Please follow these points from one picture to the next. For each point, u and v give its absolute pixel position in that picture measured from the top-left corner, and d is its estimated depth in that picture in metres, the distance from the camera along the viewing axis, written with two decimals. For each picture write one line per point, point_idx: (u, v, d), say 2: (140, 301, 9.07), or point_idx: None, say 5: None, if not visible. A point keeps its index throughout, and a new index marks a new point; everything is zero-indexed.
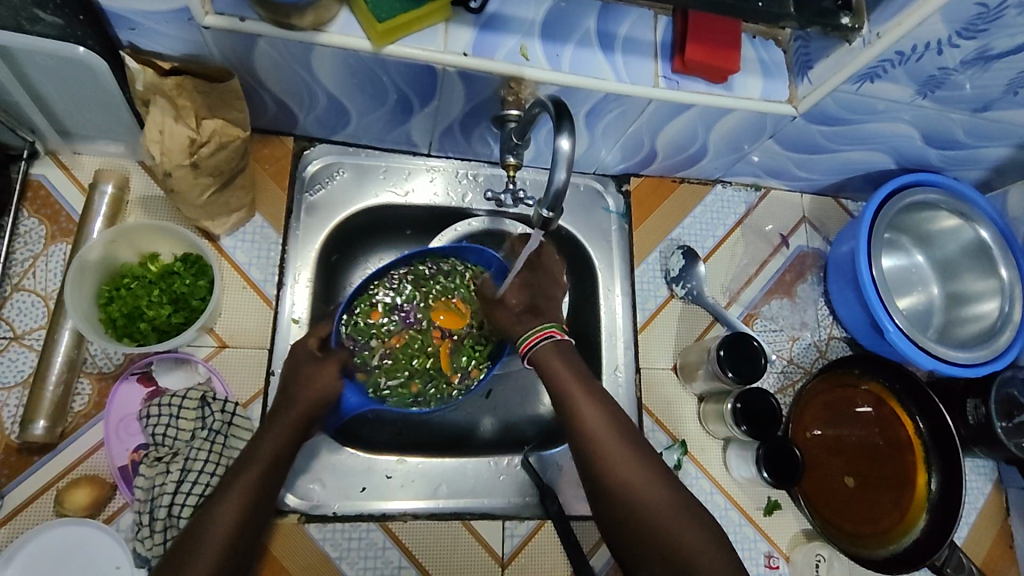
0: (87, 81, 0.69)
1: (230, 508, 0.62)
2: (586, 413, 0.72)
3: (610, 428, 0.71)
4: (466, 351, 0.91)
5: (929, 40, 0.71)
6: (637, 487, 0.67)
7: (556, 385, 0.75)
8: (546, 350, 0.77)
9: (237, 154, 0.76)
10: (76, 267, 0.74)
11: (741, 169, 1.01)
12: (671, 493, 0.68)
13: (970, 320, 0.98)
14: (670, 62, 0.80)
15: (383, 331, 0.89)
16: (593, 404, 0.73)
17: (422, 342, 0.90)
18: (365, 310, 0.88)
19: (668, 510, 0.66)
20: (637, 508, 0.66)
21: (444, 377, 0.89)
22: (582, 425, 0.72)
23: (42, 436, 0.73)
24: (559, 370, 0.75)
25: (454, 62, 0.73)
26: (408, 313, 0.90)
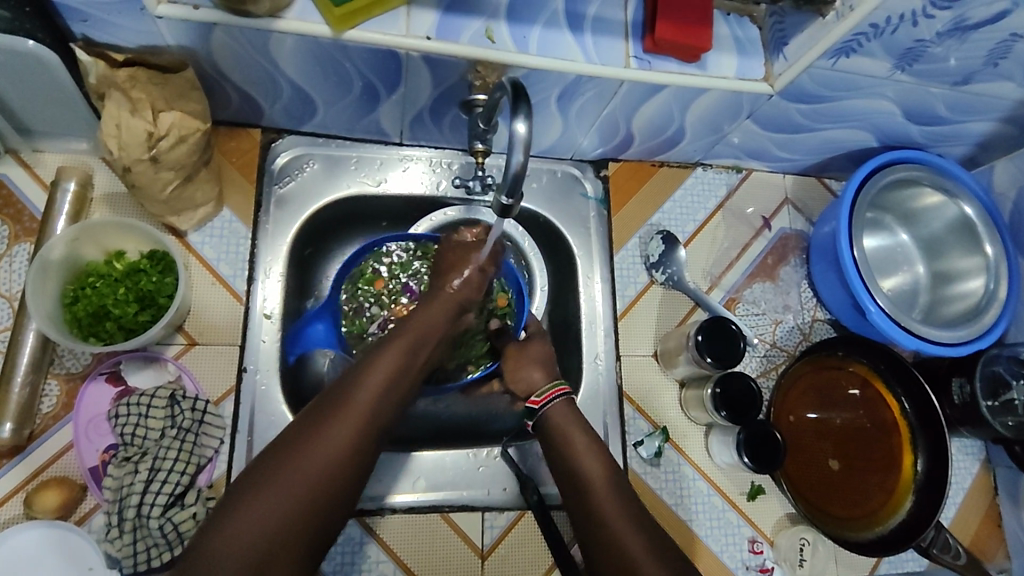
0: (40, 75, 0.67)
1: (340, 431, 0.62)
2: (586, 459, 0.74)
3: (610, 477, 0.73)
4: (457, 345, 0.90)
5: (904, 12, 0.69)
6: (621, 526, 0.67)
7: (562, 432, 0.77)
8: (563, 404, 0.79)
9: (199, 147, 0.74)
10: (39, 265, 0.72)
11: (722, 151, 1.00)
12: (654, 535, 0.67)
13: (956, 299, 0.96)
14: (642, 42, 0.78)
15: (386, 301, 0.86)
16: (596, 453, 0.75)
17: None
18: (370, 277, 0.86)
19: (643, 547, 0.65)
20: (619, 543, 0.66)
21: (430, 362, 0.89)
22: (581, 468, 0.73)
23: (9, 438, 0.72)
24: (569, 423, 0.78)
25: (417, 47, 0.71)
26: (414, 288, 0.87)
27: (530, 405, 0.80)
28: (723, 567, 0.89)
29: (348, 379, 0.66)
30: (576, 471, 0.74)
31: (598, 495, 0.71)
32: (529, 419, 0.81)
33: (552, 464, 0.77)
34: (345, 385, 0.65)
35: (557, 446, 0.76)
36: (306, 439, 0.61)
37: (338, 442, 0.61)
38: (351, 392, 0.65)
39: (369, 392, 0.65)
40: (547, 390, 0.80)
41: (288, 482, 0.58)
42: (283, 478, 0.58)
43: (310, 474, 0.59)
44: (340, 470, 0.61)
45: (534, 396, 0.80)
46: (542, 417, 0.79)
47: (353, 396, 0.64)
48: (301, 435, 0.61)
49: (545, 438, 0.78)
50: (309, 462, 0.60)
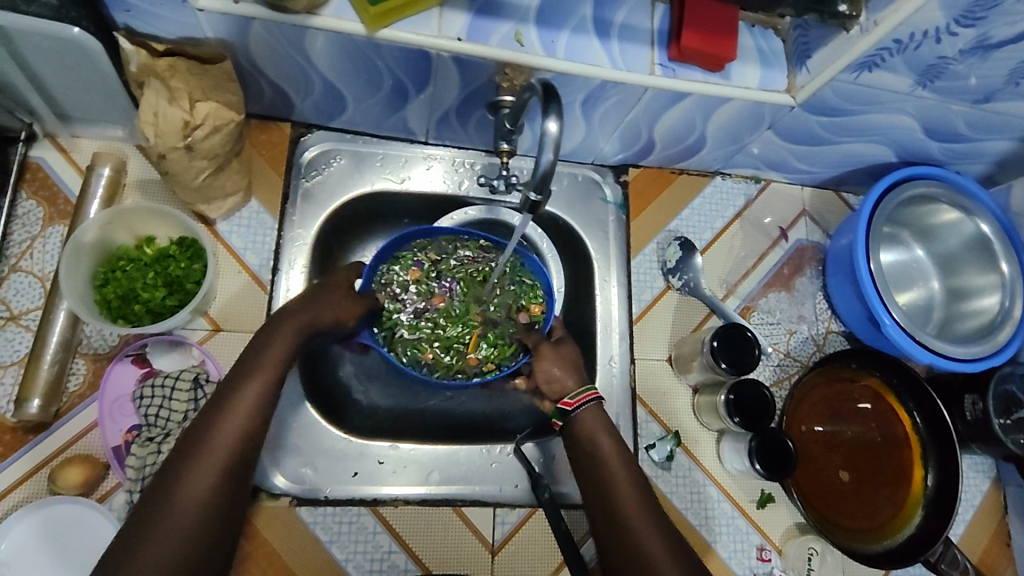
0: (83, 62, 0.69)
1: (222, 442, 0.63)
2: (610, 460, 0.75)
3: (637, 485, 0.73)
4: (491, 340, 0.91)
5: (928, 28, 0.70)
6: (645, 531, 0.69)
7: (589, 438, 0.77)
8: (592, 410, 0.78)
9: (231, 138, 0.76)
10: (73, 247, 0.74)
11: (741, 160, 1.01)
12: (675, 541, 0.69)
13: (970, 315, 0.97)
14: (667, 50, 0.79)
15: (423, 291, 0.91)
16: (623, 463, 0.75)
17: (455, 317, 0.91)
18: (406, 267, 0.90)
19: (666, 552, 0.67)
20: (641, 549, 0.67)
21: (463, 352, 0.90)
22: (608, 473, 0.74)
23: (36, 414, 0.73)
24: (598, 429, 0.78)
25: (447, 47, 0.73)
26: (450, 282, 0.91)
27: (562, 407, 0.79)
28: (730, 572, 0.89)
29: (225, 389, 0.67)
30: (600, 473, 0.74)
31: (622, 500, 0.71)
32: (559, 419, 0.80)
33: (574, 467, 0.77)
34: (224, 394, 0.66)
35: (582, 452, 0.76)
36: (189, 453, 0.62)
37: (220, 451, 0.63)
38: (231, 400, 0.66)
39: (248, 399, 0.67)
40: (581, 391, 0.79)
41: (184, 503, 0.59)
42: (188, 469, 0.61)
43: (205, 489, 0.61)
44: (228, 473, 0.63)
45: (567, 398, 0.79)
46: (573, 419, 0.78)
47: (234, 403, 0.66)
48: (184, 457, 0.62)
49: (569, 440, 0.79)
50: (201, 480, 0.61)
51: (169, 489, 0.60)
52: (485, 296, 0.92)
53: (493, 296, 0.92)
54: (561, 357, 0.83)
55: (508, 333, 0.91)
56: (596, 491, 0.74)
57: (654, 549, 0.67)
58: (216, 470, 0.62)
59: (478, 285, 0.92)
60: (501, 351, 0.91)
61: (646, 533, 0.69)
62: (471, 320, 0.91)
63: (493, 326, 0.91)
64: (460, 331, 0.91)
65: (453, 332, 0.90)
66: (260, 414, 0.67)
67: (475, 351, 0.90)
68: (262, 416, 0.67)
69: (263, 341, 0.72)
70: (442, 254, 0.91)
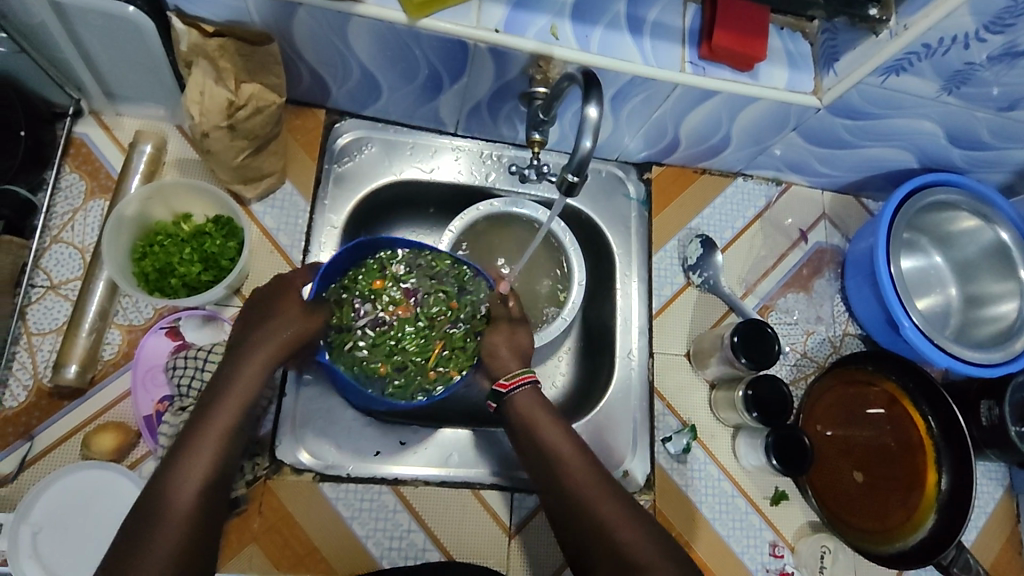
0: (134, 41, 0.72)
1: (192, 481, 0.63)
2: (549, 435, 0.76)
3: (591, 469, 0.74)
4: (449, 354, 0.85)
5: (957, 33, 0.72)
6: (596, 499, 0.72)
7: (526, 418, 0.78)
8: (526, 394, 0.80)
9: (272, 119, 0.78)
10: (115, 220, 0.77)
11: (763, 162, 1.02)
12: (627, 503, 0.72)
13: (988, 322, 0.98)
14: (698, 48, 0.81)
15: (382, 302, 0.85)
16: (564, 434, 0.77)
17: (413, 330, 0.85)
18: (369, 273, 0.85)
19: (622, 515, 0.70)
20: (603, 519, 0.70)
21: (422, 367, 0.84)
22: (552, 450, 0.76)
23: (73, 380, 0.75)
24: (535, 409, 0.79)
25: (485, 38, 0.75)
26: (413, 291, 0.86)
27: (499, 389, 0.80)
28: (743, 567, 0.90)
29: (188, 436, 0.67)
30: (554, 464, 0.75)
31: (571, 473, 0.74)
32: (494, 400, 0.82)
33: (517, 447, 0.79)
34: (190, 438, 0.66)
35: (522, 433, 0.78)
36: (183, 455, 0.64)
37: (191, 495, 0.62)
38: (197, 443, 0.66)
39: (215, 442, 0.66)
40: (518, 373, 0.81)
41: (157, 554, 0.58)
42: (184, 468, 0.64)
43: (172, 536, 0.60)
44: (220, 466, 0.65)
45: (504, 379, 0.81)
46: (509, 400, 0.80)
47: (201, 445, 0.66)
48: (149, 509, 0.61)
49: (507, 421, 0.80)
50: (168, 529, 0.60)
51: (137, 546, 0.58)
52: (447, 312, 0.87)
53: (454, 313, 0.87)
54: (511, 338, 0.85)
55: (469, 336, 0.87)
56: (544, 467, 0.76)
57: (609, 512, 0.71)
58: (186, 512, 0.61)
59: (443, 299, 0.87)
60: (462, 356, 0.86)
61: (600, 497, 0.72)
62: (433, 337, 0.85)
63: (455, 328, 0.87)
64: (419, 345, 0.85)
65: (413, 346, 0.84)
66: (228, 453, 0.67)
67: (433, 365, 0.84)
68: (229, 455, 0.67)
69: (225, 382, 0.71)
70: (411, 266, 0.86)
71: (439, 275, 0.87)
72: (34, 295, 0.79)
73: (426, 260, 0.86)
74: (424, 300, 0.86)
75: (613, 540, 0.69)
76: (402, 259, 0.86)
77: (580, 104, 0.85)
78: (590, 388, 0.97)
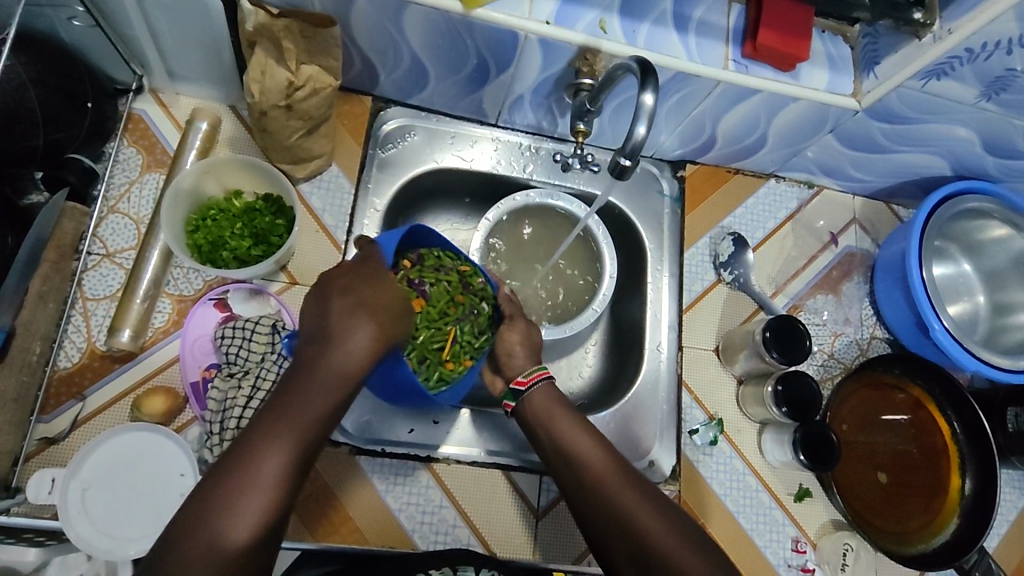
0: (202, 23, 0.75)
1: (264, 470, 0.59)
2: (566, 431, 0.74)
3: (605, 459, 0.72)
4: (459, 345, 0.86)
5: (1000, 38, 0.73)
6: (618, 490, 0.69)
7: (544, 415, 0.76)
8: (547, 393, 0.78)
9: (326, 102, 0.81)
10: (172, 192, 0.80)
11: (796, 164, 1.04)
12: (653, 496, 0.69)
13: (1015, 329, 0.98)
14: (742, 47, 0.83)
15: None
16: (584, 431, 0.74)
17: (427, 320, 0.84)
18: None
19: (644, 507, 0.67)
20: (618, 509, 0.68)
21: (436, 359, 0.84)
22: (570, 448, 0.73)
23: (126, 344, 0.79)
24: (552, 408, 0.77)
25: (536, 29, 0.77)
26: (420, 285, 0.85)
27: (517, 386, 0.79)
28: (765, 561, 0.91)
29: (258, 427, 0.61)
30: (569, 454, 0.73)
31: (590, 465, 0.71)
32: (509, 401, 0.80)
33: (536, 449, 0.76)
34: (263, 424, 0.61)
35: (537, 428, 0.77)
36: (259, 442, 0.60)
37: (266, 483, 0.58)
38: (271, 430, 0.61)
39: (282, 447, 0.60)
40: (534, 370, 0.79)
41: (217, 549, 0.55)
42: (255, 457, 0.59)
43: (238, 530, 0.56)
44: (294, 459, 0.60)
45: (521, 378, 0.79)
46: (524, 400, 0.78)
47: (273, 432, 0.61)
48: (216, 499, 0.57)
49: (523, 422, 0.78)
50: (220, 550, 0.54)
51: (197, 535, 0.55)
52: (452, 302, 0.87)
53: (460, 304, 0.87)
54: (527, 335, 0.83)
55: (477, 331, 0.87)
56: (562, 463, 0.73)
57: (626, 502, 0.68)
58: (257, 507, 0.57)
59: (448, 292, 0.87)
60: (471, 348, 0.86)
61: (621, 490, 0.69)
62: (445, 327, 0.85)
63: (462, 323, 0.87)
64: (433, 336, 0.84)
65: (430, 338, 0.84)
66: (295, 463, 0.60)
67: (448, 356, 0.85)
68: (304, 450, 0.61)
69: (308, 364, 0.65)
70: (418, 260, 0.87)
71: (440, 271, 0.87)
72: (90, 262, 0.82)
73: (433, 255, 0.87)
74: (432, 290, 0.86)
75: (632, 531, 0.66)
76: (413, 256, 0.87)
77: (629, 95, 0.86)
78: (618, 379, 0.99)
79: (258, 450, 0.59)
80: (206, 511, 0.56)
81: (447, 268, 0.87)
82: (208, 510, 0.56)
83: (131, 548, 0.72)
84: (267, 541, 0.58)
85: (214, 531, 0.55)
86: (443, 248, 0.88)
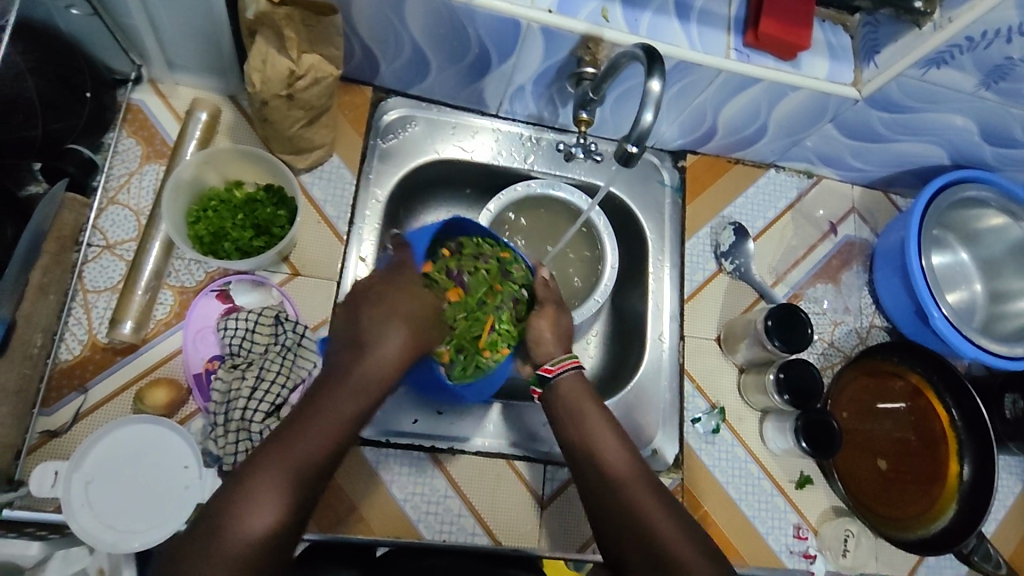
0: (202, 12, 0.75)
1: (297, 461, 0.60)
2: (594, 421, 0.75)
3: (627, 454, 0.73)
4: (502, 330, 0.85)
5: (1000, 27, 0.74)
6: (637, 489, 0.69)
7: (573, 402, 0.77)
8: (574, 380, 0.78)
9: (327, 91, 0.80)
10: (173, 183, 0.79)
11: (796, 154, 1.04)
12: (668, 498, 0.70)
13: (1012, 317, 0.99)
14: (743, 36, 0.83)
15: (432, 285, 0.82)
16: (610, 427, 0.75)
17: (467, 308, 0.83)
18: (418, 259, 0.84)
19: (659, 509, 0.68)
20: (636, 505, 0.68)
21: (476, 349, 0.83)
22: (593, 444, 0.73)
23: (128, 336, 0.78)
24: (582, 396, 0.77)
25: (539, 18, 0.76)
26: (458, 274, 0.85)
27: (544, 373, 0.78)
28: (767, 548, 0.92)
29: (293, 420, 0.63)
30: (592, 444, 0.73)
31: (612, 462, 0.72)
32: (538, 386, 0.80)
33: (558, 436, 0.77)
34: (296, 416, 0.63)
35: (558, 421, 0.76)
36: (293, 432, 0.62)
37: (297, 472, 0.59)
38: (305, 422, 0.63)
39: (314, 440, 0.62)
40: (563, 359, 0.79)
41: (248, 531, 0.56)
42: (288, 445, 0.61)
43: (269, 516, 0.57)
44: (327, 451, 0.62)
45: (550, 364, 0.79)
46: (553, 387, 0.78)
47: (306, 424, 0.62)
48: (248, 483, 0.58)
49: (551, 410, 0.78)
50: (239, 540, 0.55)
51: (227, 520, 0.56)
52: (491, 288, 0.86)
53: (500, 291, 0.86)
54: (556, 322, 0.82)
55: (516, 318, 0.87)
56: (584, 454, 0.73)
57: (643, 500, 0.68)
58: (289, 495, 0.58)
59: (487, 280, 0.85)
60: (511, 335, 0.85)
61: (640, 488, 0.70)
62: (484, 314, 0.84)
63: (503, 310, 0.86)
64: (474, 324, 0.83)
65: (470, 327, 0.83)
66: (325, 456, 0.62)
67: (486, 344, 0.83)
68: (338, 445, 0.63)
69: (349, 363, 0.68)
70: (457, 248, 0.86)
71: (480, 257, 0.86)
72: (91, 254, 0.81)
73: (471, 242, 0.86)
74: (472, 276, 0.85)
75: (644, 527, 0.67)
76: (451, 243, 0.86)
77: (631, 83, 0.86)
78: (620, 368, 0.99)
79: (294, 438, 0.61)
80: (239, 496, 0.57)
81: (485, 254, 0.86)
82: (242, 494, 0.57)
83: (137, 541, 0.70)
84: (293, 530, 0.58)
85: (236, 521, 0.56)
86: (480, 234, 0.86)
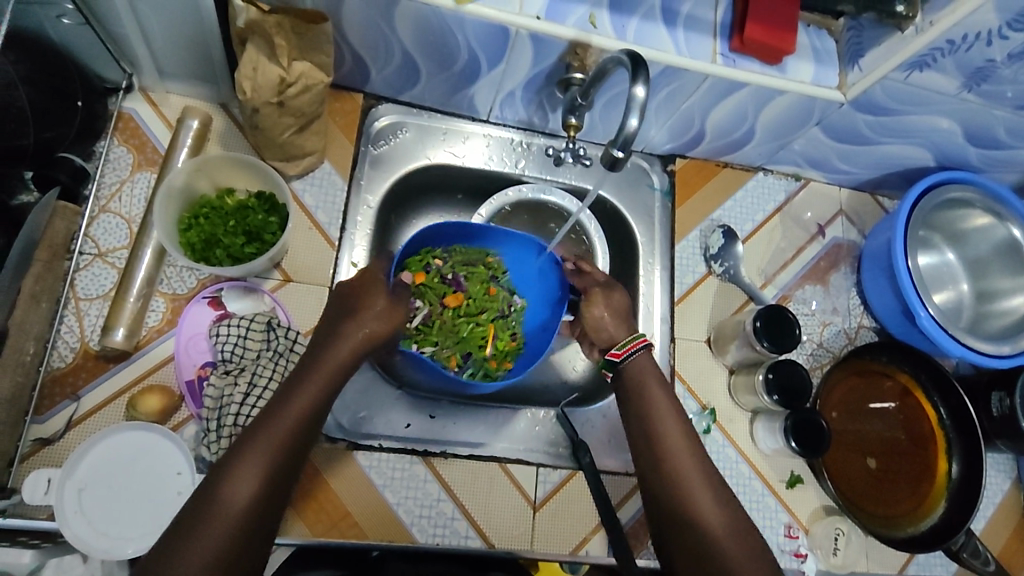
0: (193, 22, 0.75)
1: (247, 479, 0.60)
2: (661, 411, 0.75)
3: (691, 445, 0.73)
4: (501, 332, 0.95)
5: (981, 29, 0.75)
6: (696, 487, 0.69)
7: (641, 385, 0.78)
8: (642, 362, 0.80)
9: (318, 98, 0.81)
10: (165, 190, 0.80)
11: (783, 157, 1.05)
12: (728, 497, 0.70)
13: (997, 315, 1.01)
14: (729, 41, 0.84)
15: (433, 294, 0.92)
16: (675, 418, 0.75)
17: (467, 314, 0.94)
18: (415, 267, 0.91)
19: (715, 511, 0.68)
20: (689, 501, 0.69)
21: (481, 354, 0.93)
22: (654, 426, 0.74)
23: (120, 343, 0.78)
24: (649, 380, 0.78)
25: (527, 25, 0.77)
26: (456, 280, 0.94)
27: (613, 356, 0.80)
28: None
29: (252, 435, 0.63)
30: (654, 433, 0.74)
31: (672, 454, 0.72)
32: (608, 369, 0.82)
33: (624, 416, 0.78)
34: (252, 433, 0.63)
35: (633, 405, 0.77)
36: (247, 451, 0.61)
37: (247, 490, 0.59)
38: (259, 439, 0.62)
39: (261, 458, 0.61)
40: (630, 342, 0.81)
41: (199, 553, 0.56)
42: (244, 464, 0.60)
43: (220, 538, 0.57)
44: (273, 470, 0.61)
45: (616, 348, 0.81)
46: (624, 368, 0.80)
47: (260, 442, 0.62)
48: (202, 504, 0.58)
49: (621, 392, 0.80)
50: (237, 499, 0.59)
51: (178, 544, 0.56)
52: (486, 293, 0.95)
53: (496, 294, 0.96)
54: (610, 303, 0.85)
55: (515, 319, 0.97)
56: (647, 444, 0.74)
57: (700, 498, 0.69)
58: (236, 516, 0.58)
59: (481, 284, 0.95)
60: (512, 338, 0.95)
61: (698, 485, 0.70)
62: (482, 319, 0.94)
63: (502, 313, 0.96)
64: (477, 331, 0.94)
65: (471, 331, 0.93)
66: (272, 475, 0.61)
67: (492, 351, 0.93)
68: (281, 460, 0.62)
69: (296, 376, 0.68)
70: (449, 257, 0.94)
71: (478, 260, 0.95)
72: (82, 262, 0.82)
73: (461, 249, 0.94)
74: (470, 281, 0.95)
75: (697, 524, 0.67)
76: (443, 252, 0.94)
77: (619, 88, 0.87)
78: None
79: (248, 456, 0.61)
80: (191, 517, 0.58)
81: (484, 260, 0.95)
82: (197, 516, 0.58)
83: (129, 547, 0.71)
84: (246, 552, 0.58)
85: (224, 487, 0.59)
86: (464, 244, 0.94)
